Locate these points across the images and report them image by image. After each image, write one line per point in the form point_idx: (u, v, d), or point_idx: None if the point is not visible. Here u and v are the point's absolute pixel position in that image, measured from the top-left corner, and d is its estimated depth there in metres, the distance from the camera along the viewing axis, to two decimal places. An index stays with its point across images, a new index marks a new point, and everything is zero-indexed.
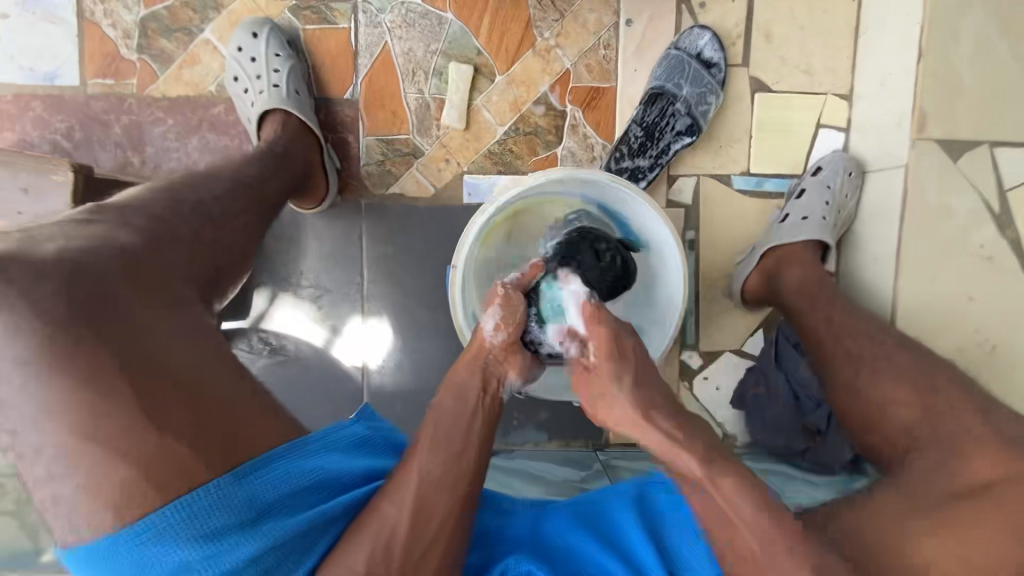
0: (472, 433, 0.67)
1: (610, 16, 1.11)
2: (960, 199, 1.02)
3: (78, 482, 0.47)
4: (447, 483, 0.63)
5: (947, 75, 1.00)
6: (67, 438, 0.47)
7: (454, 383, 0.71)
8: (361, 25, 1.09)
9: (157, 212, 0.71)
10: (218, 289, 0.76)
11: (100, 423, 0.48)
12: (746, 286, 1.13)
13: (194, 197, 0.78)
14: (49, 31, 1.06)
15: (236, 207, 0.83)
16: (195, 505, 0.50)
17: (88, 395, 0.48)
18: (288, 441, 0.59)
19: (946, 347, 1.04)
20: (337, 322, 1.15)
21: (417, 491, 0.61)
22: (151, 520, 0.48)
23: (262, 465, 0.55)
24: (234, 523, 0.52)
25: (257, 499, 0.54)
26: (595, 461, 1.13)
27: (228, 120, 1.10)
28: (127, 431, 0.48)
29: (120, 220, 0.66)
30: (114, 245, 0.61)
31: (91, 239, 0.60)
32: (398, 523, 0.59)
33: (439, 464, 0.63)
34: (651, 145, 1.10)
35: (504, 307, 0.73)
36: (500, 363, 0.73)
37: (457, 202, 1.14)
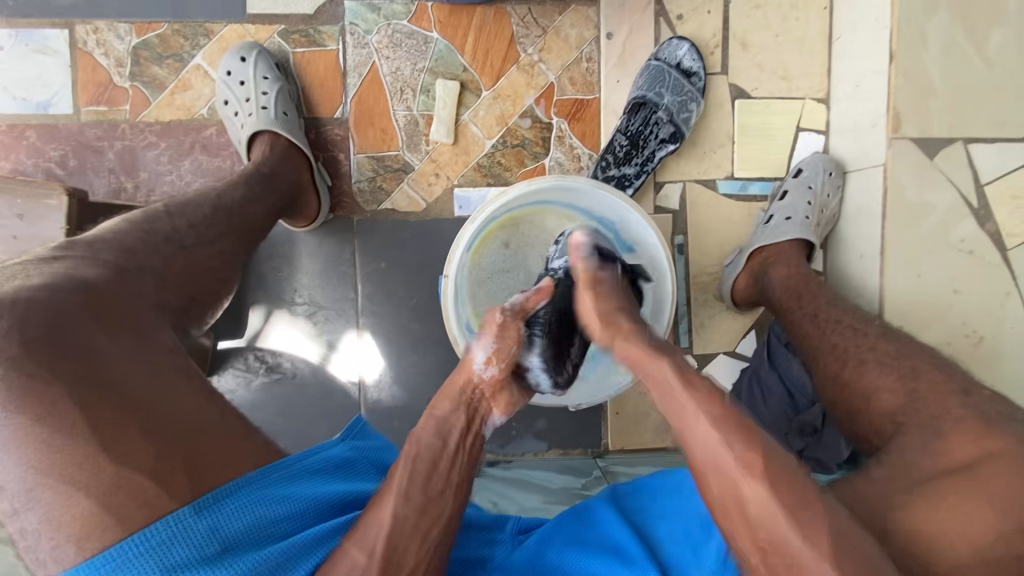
0: (451, 471, 0.61)
1: (591, 31, 1.15)
2: (939, 194, 1.04)
3: (40, 516, 0.48)
4: (421, 528, 0.57)
5: (919, 75, 1.03)
6: (26, 473, 0.48)
7: (436, 415, 0.64)
8: (349, 46, 1.12)
9: (128, 243, 0.70)
10: (195, 314, 0.75)
11: (56, 457, 0.48)
12: (736, 287, 1.16)
13: (170, 225, 0.77)
14: (41, 61, 1.08)
15: (212, 234, 0.81)
16: (155, 537, 0.48)
17: (42, 431, 0.49)
18: (259, 468, 0.58)
19: (935, 342, 1.06)
20: (332, 338, 1.15)
21: (387, 536, 0.55)
22: (109, 553, 0.47)
23: (224, 496, 0.53)
24: (197, 557, 0.49)
25: (220, 531, 0.51)
26: (595, 468, 1.13)
27: (220, 142, 1.11)
28: (83, 463, 0.49)
29: (88, 253, 0.65)
30: (78, 278, 0.60)
31: (54, 274, 0.60)
32: (366, 572, 0.52)
33: (412, 507, 0.57)
34: (636, 153, 1.13)
35: (497, 338, 0.67)
36: (485, 400, 0.67)
37: (448, 216, 1.16)
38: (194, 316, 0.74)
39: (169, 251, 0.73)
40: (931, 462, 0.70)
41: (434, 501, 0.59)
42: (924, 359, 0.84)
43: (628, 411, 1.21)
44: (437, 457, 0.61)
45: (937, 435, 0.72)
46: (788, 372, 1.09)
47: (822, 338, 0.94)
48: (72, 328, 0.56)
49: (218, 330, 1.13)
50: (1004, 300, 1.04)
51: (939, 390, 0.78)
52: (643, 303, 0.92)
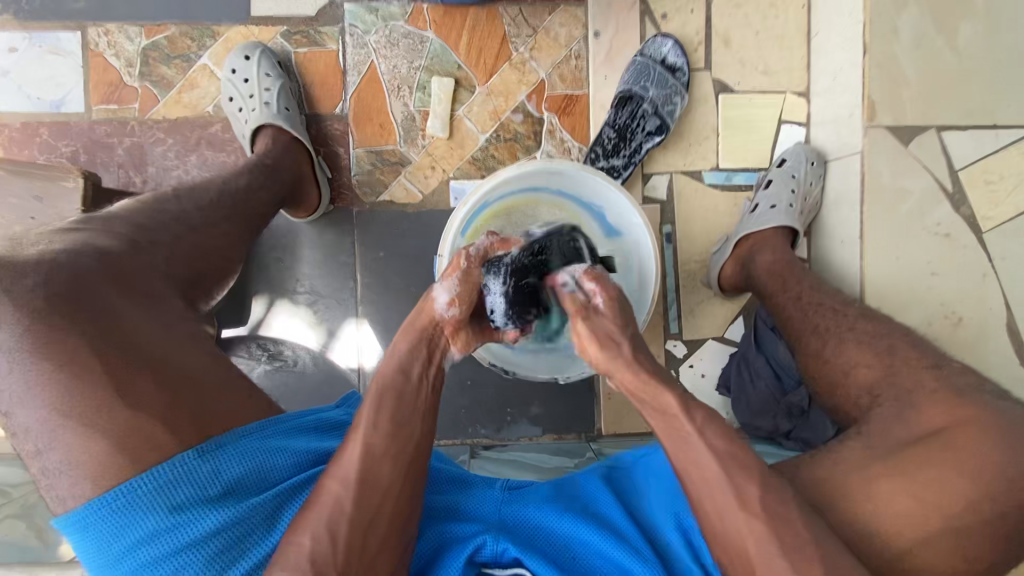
0: (418, 407, 0.66)
1: (579, 30, 1.20)
2: (916, 179, 1.09)
3: (61, 456, 0.52)
4: (391, 454, 0.62)
5: (892, 66, 1.07)
6: (49, 416, 0.53)
7: (394, 355, 0.69)
8: (348, 46, 1.17)
9: (140, 220, 0.74)
10: (202, 291, 0.80)
11: (77, 402, 0.53)
12: (723, 275, 1.19)
13: (179, 206, 0.81)
14: (55, 62, 1.13)
15: (218, 218, 0.85)
16: (162, 478, 0.53)
17: (64, 379, 0.53)
18: (258, 423, 0.62)
19: (916, 323, 1.09)
20: (332, 326, 1.19)
21: (359, 464, 0.60)
22: (123, 489, 0.51)
23: (226, 443, 0.57)
24: (199, 496, 0.54)
25: (222, 474, 0.56)
26: (588, 449, 1.16)
27: (225, 138, 1.16)
28: (100, 409, 0.53)
29: (104, 227, 0.69)
30: (94, 246, 0.65)
31: (73, 243, 0.64)
32: (341, 497, 0.58)
33: (382, 437, 0.62)
34: (624, 145, 1.17)
35: (460, 285, 0.72)
36: (444, 338, 0.73)
37: (443, 207, 1.20)
38: (200, 291, 0.78)
39: (178, 230, 0.77)
40: (901, 426, 0.73)
41: (403, 431, 0.64)
42: (899, 333, 0.87)
43: (620, 396, 1.24)
44: (404, 393, 0.66)
45: (907, 401, 0.76)
46: (775, 354, 1.13)
47: (803, 321, 0.96)
48: (90, 290, 0.60)
49: (222, 319, 1.17)
50: (982, 282, 1.08)
51: (910, 361, 0.81)
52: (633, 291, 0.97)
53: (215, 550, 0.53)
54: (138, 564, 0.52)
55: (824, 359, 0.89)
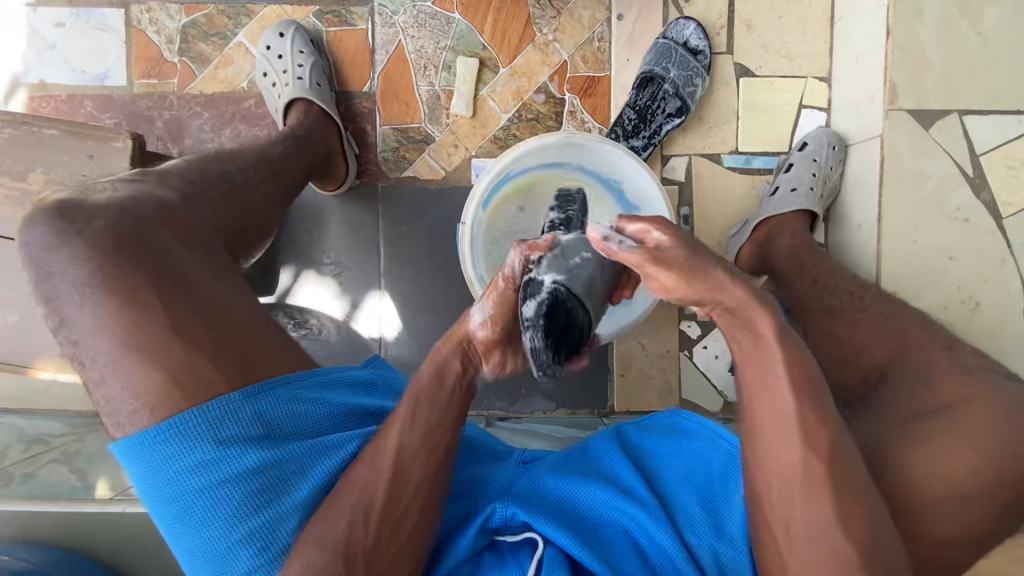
0: (451, 410, 0.66)
1: (603, 13, 1.22)
2: (936, 163, 1.09)
3: (123, 384, 0.57)
4: (426, 447, 0.63)
5: (914, 50, 1.08)
6: (111, 347, 0.57)
7: (435, 359, 0.68)
8: (377, 26, 1.21)
9: (184, 180, 0.79)
10: (242, 250, 0.84)
11: (137, 335, 0.57)
12: (741, 256, 1.20)
13: (222, 167, 0.85)
14: (100, 38, 1.19)
15: (259, 180, 0.90)
16: (211, 412, 0.57)
17: (126, 313, 0.58)
18: (286, 380, 0.66)
19: (931, 307, 1.10)
20: (356, 297, 1.23)
21: (394, 459, 0.61)
22: (176, 420, 0.56)
23: (268, 389, 0.63)
24: (242, 434, 0.58)
25: (263, 417, 0.61)
26: (600, 423, 1.19)
27: (258, 113, 1.21)
28: (156, 342, 0.57)
29: (160, 179, 0.74)
30: (153, 197, 0.69)
31: (136, 192, 0.69)
32: (376, 486, 0.60)
33: (418, 434, 0.62)
34: (644, 126, 1.19)
35: (497, 303, 0.71)
36: (480, 354, 0.71)
37: (466, 184, 1.24)
38: (241, 249, 0.83)
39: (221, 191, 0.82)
40: (912, 400, 0.74)
41: (438, 427, 0.64)
42: (913, 313, 0.88)
43: (633, 374, 1.27)
44: (439, 393, 0.66)
45: (920, 379, 0.77)
46: None
47: (818, 299, 0.97)
48: (151, 234, 0.64)
49: (252, 287, 1.22)
50: (1000, 267, 1.08)
51: (924, 340, 0.82)
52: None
53: (254, 488, 0.57)
54: (185, 491, 0.56)
55: (838, 337, 0.90)
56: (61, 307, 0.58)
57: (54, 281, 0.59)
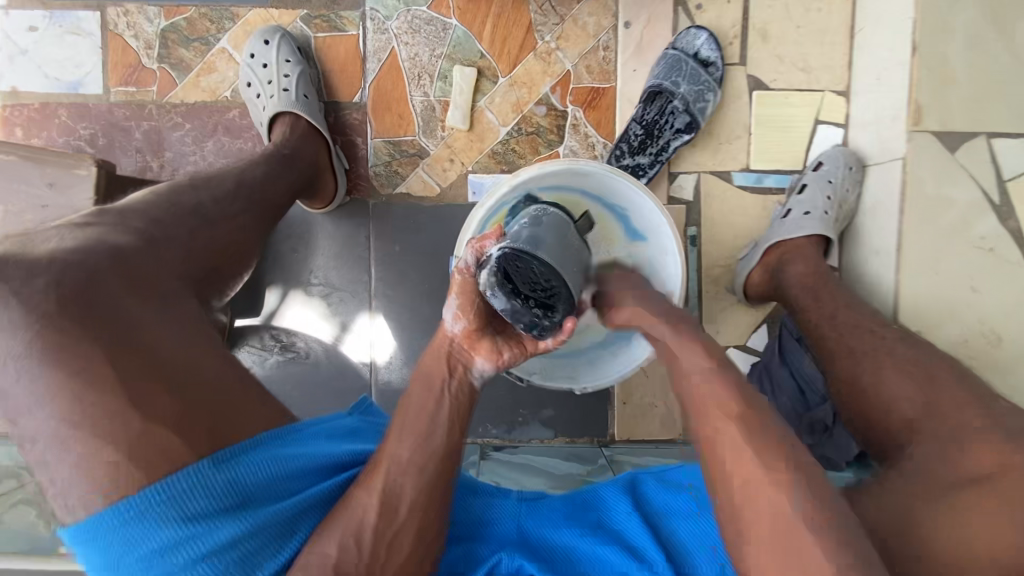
0: (441, 423, 0.68)
1: (609, 20, 1.15)
2: (960, 188, 1.03)
3: (72, 464, 0.50)
4: (418, 467, 0.64)
5: (941, 68, 1.01)
6: (60, 423, 0.51)
7: (424, 374, 0.74)
8: (369, 32, 1.13)
9: (153, 215, 0.73)
10: (214, 289, 0.78)
11: (90, 409, 0.51)
12: (749, 282, 1.14)
13: (196, 199, 0.79)
14: (74, 42, 1.12)
15: (235, 210, 0.84)
16: (175, 488, 0.51)
17: (78, 384, 0.52)
18: (259, 436, 0.60)
19: (951, 341, 1.03)
20: (346, 319, 1.18)
21: (385, 475, 0.62)
22: (133, 500, 0.49)
23: (240, 452, 0.57)
24: (212, 507, 0.52)
25: (237, 484, 0.55)
26: (600, 456, 1.14)
27: (242, 124, 1.14)
28: (113, 415, 0.51)
29: (117, 222, 0.68)
30: (106, 244, 0.64)
31: (85, 240, 0.63)
32: (367, 512, 0.60)
33: (406, 448, 0.64)
34: (651, 142, 1.13)
35: (463, 297, 0.76)
36: (464, 351, 0.77)
37: (461, 201, 1.17)
38: (212, 289, 0.77)
39: (194, 225, 0.76)
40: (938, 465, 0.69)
41: (430, 441, 0.66)
42: (942, 361, 0.83)
43: (635, 402, 1.21)
44: (433, 409, 0.69)
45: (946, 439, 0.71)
46: (800, 367, 1.10)
47: (834, 338, 0.91)
48: (101, 293, 0.59)
49: (236, 308, 1.17)
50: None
51: (956, 396, 0.77)
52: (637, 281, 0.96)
53: (230, 561, 0.53)
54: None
55: (856, 383, 0.84)
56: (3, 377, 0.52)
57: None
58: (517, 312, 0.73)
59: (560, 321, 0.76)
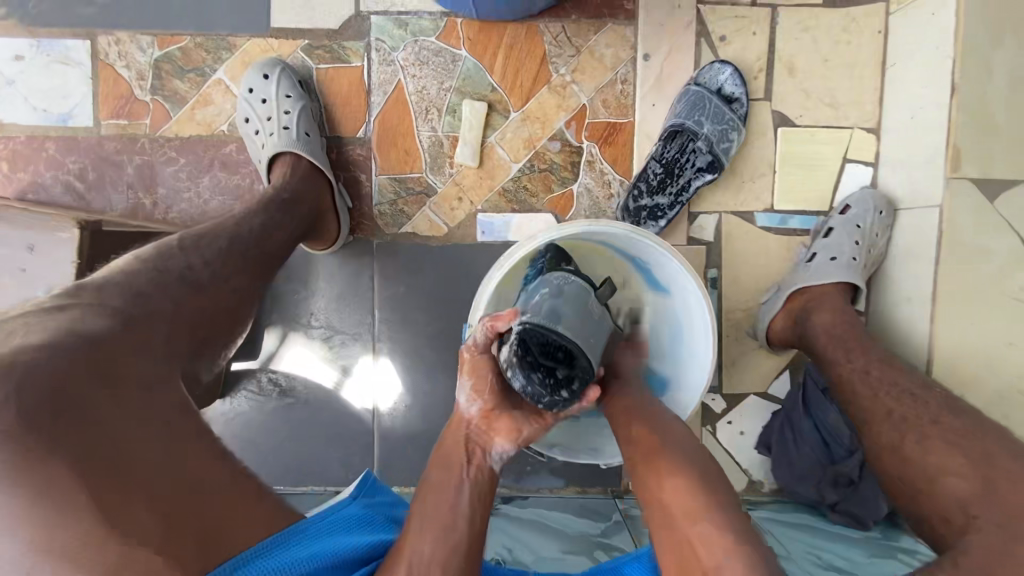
0: (459, 506, 0.65)
1: (627, 51, 1.09)
2: (1000, 239, 0.96)
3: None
4: (440, 560, 0.59)
5: (981, 111, 0.95)
6: (20, 555, 0.43)
7: (441, 455, 0.72)
8: (374, 63, 1.07)
9: (137, 286, 0.67)
10: (204, 359, 0.71)
11: (60, 535, 0.44)
12: (772, 328, 1.08)
13: (183, 264, 0.73)
14: (63, 73, 1.06)
15: (228, 273, 0.78)
16: None
17: (45, 507, 0.44)
18: (277, 533, 0.54)
19: (987, 400, 0.97)
20: (348, 363, 1.12)
21: (408, 572, 0.57)
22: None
23: (243, 563, 0.50)
24: None
25: None
26: (615, 510, 1.09)
27: (239, 159, 1.08)
28: (89, 540, 0.45)
29: (94, 300, 0.62)
30: (79, 333, 0.56)
31: (54, 331, 0.55)
32: None
33: (428, 542, 0.60)
34: (671, 182, 1.07)
35: (474, 378, 0.76)
36: (482, 433, 0.75)
37: (469, 241, 1.11)
38: (203, 362, 0.71)
39: (177, 298, 0.69)
40: None
41: (452, 530, 0.62)
42: (1000, 432, 0.73)
43: None
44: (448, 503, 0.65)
45: None
46: (824, 419, 1.05)
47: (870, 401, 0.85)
48: (73, 392, 0.51)
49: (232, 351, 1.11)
50: None
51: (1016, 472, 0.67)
52: (660, 332, 0.91)
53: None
54: None
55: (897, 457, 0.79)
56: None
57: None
58: (537, 389, 0.71)
59: (581, 390, 0.74)
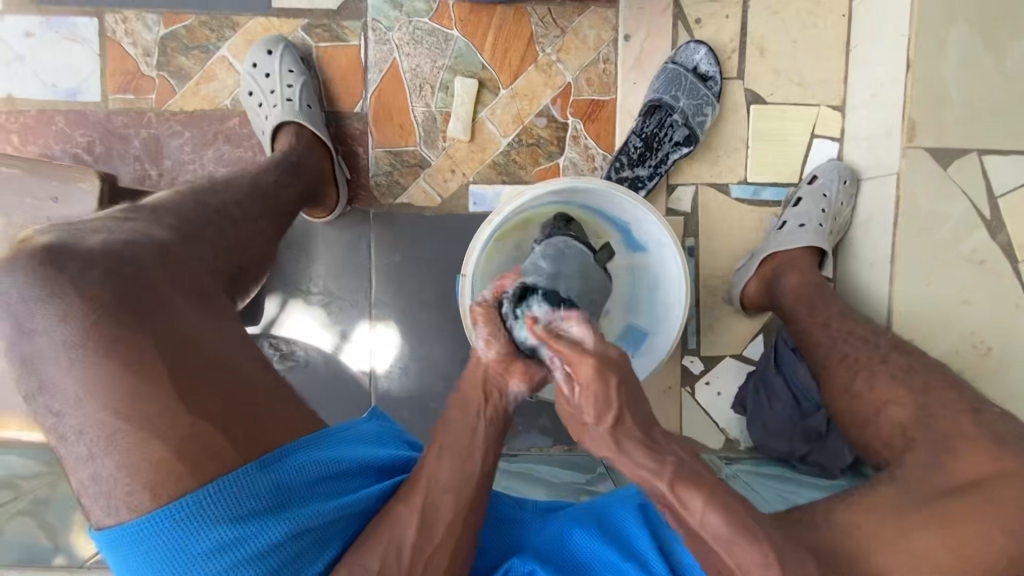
0: (477, 440, 0.68)
1: (609, 33, 1.16)
2: (952, 205, 1.05)
3: (117, 462, 0.48)
4: (455, 487, 0.64)
5: (935, 85, 1.03)
6: (108, 420, 0.49)
7: (459, 398, 0.72)
8: (371, 42, 1.14)
9: (185, 212, 0.74)
10: (239, 286, 0.79)
11: (140, 405, 0.49)
12: (745, 293, 1.15)
13: (219, 201, 0.81)
14: (72, 50, 1.11)
15: (255, 213, 0.86)
16: (222, 491, 0.51)
17: (131, 379, 0.50)
18: (313, 433, 0.62)
19: (943, 352, 1.05)
20: (345, 327, 1.18)
21: (426, 494, 0.63)
22: (187, 499, 0.49)
23: (283, 454, 0.57)
24: (260, 509, 0.53)
25: (279, 486, 0.55)
26: (599, 465, 1.15)
27: (242, 133, 1.14)
28: (163, 413, 0.50)
29: (152, 218, 0.68)
30: (149, 238, 0.64)
31: (132, 233, 0.63)
32: (407, 525, 0.61)
33: (445, 468, 0.65)
34: (650, 155, 1.14)
35: (488, 327, 0.75)
36: (501, 374, 0.73)
37: (462, 211, 1.17)
38: (241, 288, 0.79)
39: (218, 224, 0.77)
40: (936, 474, 0.70)
41: (467, 462, 0.66)
42: (936, 370, 0.85)
43: None
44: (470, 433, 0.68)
45: (945, 452, 0.73)
46: (795, 377, 1.09)
47: (831, 348, 0.93)
48: (143, 288, 0.57)
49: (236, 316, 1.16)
50: (1014, 312, 1.04)
51: (948, 403, 0.79)
52: (639, 290, 0.99)
53: (277, 562, 0.53)
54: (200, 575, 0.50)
55: (855, 393, 0.86)
56: (42, 368, 0.49)
57: (37, 338, 0.50)
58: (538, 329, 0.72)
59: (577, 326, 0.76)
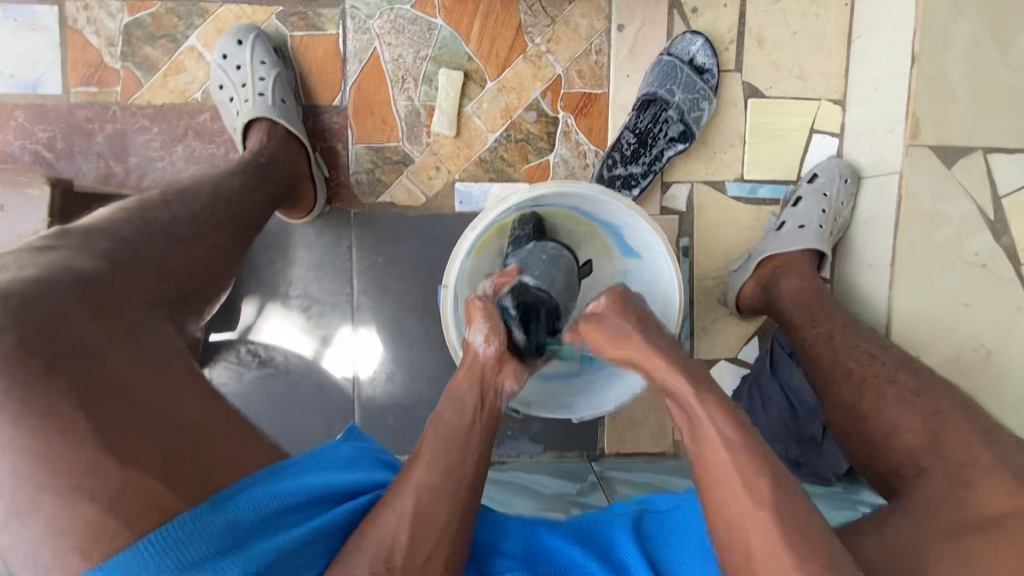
0: (468, 445, 0.64)
1: (602, 22, 1.10)
2: (955, 205, 1.01)
3: (44, 522, 0.44)
4: (445, 492, 0.59)
5: (939, 80, 0.99)
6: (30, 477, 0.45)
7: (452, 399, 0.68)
8: (349, 31, 1.07)
9: (124, 234, 0.69)
10: (194, 309, 0.73)
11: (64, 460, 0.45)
12: (741, 295, 1.12)
13: (170, 215, 0.76)
14: (30, 39, 1.04)
15: (207, 228, 0.80)
16: (165, 539, 0.46)
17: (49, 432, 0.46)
18: (266, 467, 0.57)
19: (942, 359, 1.02)
20: (326, 332, 1.13)
21: (415, 501, 0.58)
22: (124, 556, 0.44)
23: (238, 490, 0.53)
24: (214, 551, 0.48)
25: (236, 526, 0.50)
26: (590, 473, 1.12)
27: (214, 128, 1.08)
28: (91, 467, 0.46)
29: (82, 244, 0.63)
30: (73, 271, 0.58)
31: (49, 266, 0.57)
32: (398, 531, 0.56)
33: (434, 473, 0.60)
34: (644, 151, 1.09)
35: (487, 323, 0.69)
36: (494, 376, 0.69)
37: (448, 210, 1.12)
38: (191, 312, 0.72)
39: (164, 244, 0.72)
40: (951, 509, 0.67)
41: (458, 470, 0.61)
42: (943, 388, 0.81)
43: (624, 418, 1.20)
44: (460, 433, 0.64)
45: (962, 483, 0.69)
46: (789, 380, 1.06)
47: (835, 364, 0.89)
48: (67, 325, 0.53)
49: (209, 323, 1.11)
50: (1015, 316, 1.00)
51: (960, 429, 0.75)
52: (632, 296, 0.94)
53: None
54: None
55: (863, 416, 0.82)
56: None
57: None
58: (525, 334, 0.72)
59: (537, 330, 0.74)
